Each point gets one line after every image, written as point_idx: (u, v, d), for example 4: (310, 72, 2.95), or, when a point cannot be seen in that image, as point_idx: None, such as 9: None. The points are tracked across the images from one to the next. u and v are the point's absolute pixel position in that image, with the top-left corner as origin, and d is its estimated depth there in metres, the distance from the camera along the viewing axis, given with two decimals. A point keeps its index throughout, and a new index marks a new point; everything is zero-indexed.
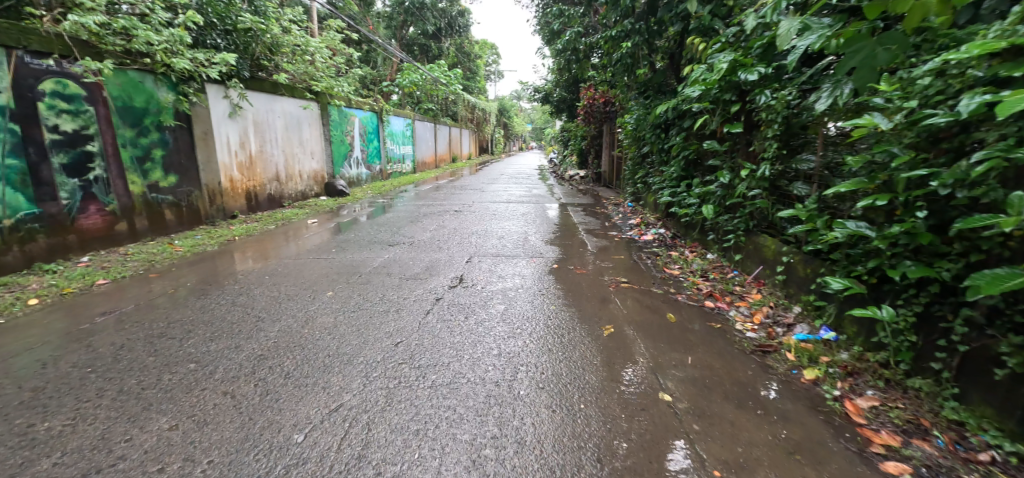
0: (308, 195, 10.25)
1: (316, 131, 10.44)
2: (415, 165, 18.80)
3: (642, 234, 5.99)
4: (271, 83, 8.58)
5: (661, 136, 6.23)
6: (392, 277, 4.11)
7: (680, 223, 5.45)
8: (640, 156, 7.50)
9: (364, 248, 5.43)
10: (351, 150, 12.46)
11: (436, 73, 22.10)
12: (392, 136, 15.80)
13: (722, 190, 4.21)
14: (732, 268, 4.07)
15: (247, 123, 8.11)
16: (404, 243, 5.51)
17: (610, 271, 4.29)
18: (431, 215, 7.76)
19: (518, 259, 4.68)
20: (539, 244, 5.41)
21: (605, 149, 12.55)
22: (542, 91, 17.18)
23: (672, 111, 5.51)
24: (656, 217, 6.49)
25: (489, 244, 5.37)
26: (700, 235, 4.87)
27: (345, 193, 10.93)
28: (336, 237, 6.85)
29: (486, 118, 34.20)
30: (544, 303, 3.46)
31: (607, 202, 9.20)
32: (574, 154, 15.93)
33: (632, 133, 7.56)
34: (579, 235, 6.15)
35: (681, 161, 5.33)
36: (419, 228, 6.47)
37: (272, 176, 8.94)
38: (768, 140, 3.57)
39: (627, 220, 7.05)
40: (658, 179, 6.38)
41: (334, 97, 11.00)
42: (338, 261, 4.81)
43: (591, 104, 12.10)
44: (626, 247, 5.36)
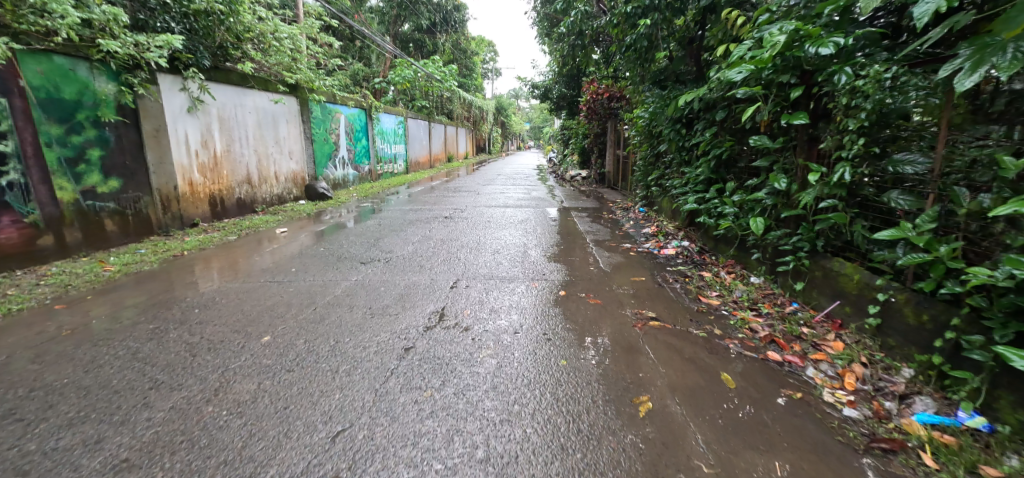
0: (287, 199, 9.32)
1: (295, 128, 9.53)
2: (408, 165, 17.90)
3: (662, 246, 5.08)
4: (239, 74, 7.66)
5: (683, 131, 5.35)
6: (353, 312, 3.19)
7: (710, 236, 4.56)
8: (653, 155, 6.61)
9: (331, 266, 4.50)
10: (337, 150, 11.55)
11: (430, 69, 21.17)
12: (383, 135, 14.89)
13: (773, 199, 3.32)
14: (791, 300, 3.17)
15: (210, 119, 7.19)
16: (380, 260, 4.59)
17: (632, 301, 3.39)
18: (419, 222, 6.82)
19: (515, 283, 3.77)
20: (541, 260, 4.50)
21: (609, 148, 11.63)
22: (541, 87, 16.31)
23: (699, 102, 4.62)
24: (675, 226, 5.60)
25: (482, 261, 4.45)
26: (739, 252, 3.98)
27: (328, 196, 10.01)
28: (309, 246, 5.91)
29: (483, 117, 33.31)
30: (550, 355, 2.55)
31: (614, 207, 8.31)
32: (575, 154, 15.06)
33: (645, 129, 6.66)
34: (588, 247, 5.25)
35: (711, 161, 4.44)
36: (401, 239, 5.56)
37: (242, 179, 8.01)
38: (848, 133, 2.69)
39: (641, 229, 6.15)
40: (678, 182, 5.47)
41: (316, 93, 10.09)
42: (292, 285, 3.88)
43: (595, 99, 11.20)
44: (645, 264, 4.44)
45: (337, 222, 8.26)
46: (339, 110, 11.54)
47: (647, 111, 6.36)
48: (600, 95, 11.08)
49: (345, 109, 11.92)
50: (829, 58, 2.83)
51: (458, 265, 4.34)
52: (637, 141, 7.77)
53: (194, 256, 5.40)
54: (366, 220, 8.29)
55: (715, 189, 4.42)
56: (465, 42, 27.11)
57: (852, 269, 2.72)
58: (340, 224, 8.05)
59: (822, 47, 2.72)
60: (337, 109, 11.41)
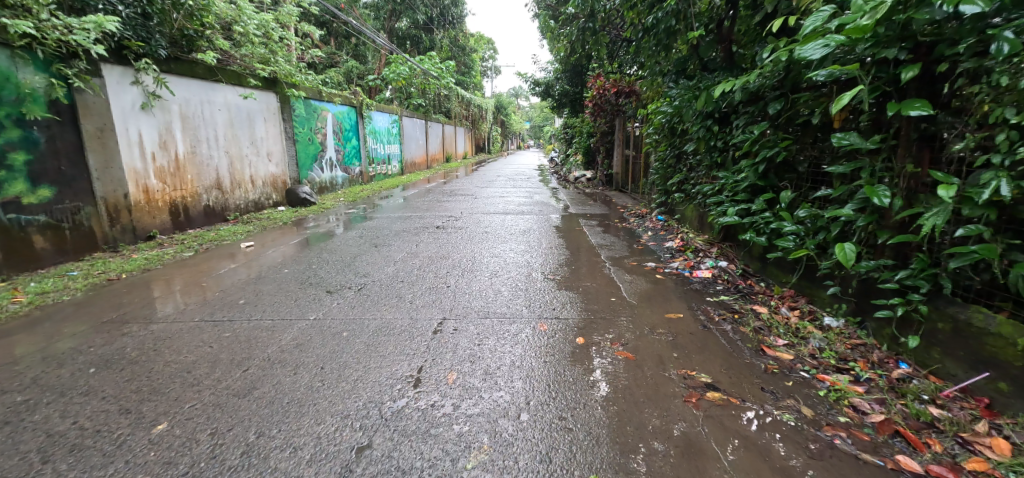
0: (265, 205, 8.45)
1: (275, 127, 8.67)
2: (403, 166, 17.03)
3: (693, 266, 4.21)
4: (204, 66, 6.80)
5: (717, 128, 4.48)
6: (297, 375, 2.33)
7: (758, 255, 3.70)
8: (675, 155, 5.75)
9: (289, 294, 3.64)
10: (324, 150, 10.68)
11: (427, 66, 20.29)
12: (376, 134, 14.00)
13: (866, 218, 2.48)
14: (895, 358, 2.33)
15: (169, 116, 6.33)
16: (353, 287, 3.72)
17: (675, 355, 2.53)
18: (407, 233, 5.93)
19: (518, 325, 2.90)
20: (549, 288, 3.64)
21: (617, 148, 10.77)
22: (542, 83, 15.46)
23: (741, 92, 3.76)
24: (705, 239, 4.74)
25: (476, 288, 3.59)
26: (804, 281, 3.12)
27: (312, 201, 9.11)
28: (276, 261, 5.02)
29: (481, 116, 32.42)
30: (574, 466, 1.69)
31: (626, 212, 7.45)
32: (578, 154, 14.20)
33: (665, 127, 5.79)
34: (605, 265, 4.39)
35: (760, 164, 3.57)
36: (382, 257, 4.69)
37: (210, 184, 7.14)
38: (1006, 130, 1.86)
39: (663, 241, 5.26)
40: (710, 187, 4.59)
41: (298, 88, 9.23)
42: (232, 326, 3.02)
43: (602, 95, 10.34)
44: (679, 293, 3.57)
45: (319, 231, 7.36)
46: (326, 108, 10.67)
47: (669, 104, 5.51)
48: (607, 90, 10.23)
49: (333, 106, 11.04)
50: (965, 22, 1.98)
51: (447, 294, 3.48)
52: (654, 140, 6.91)
53: (137, 277, 4.54)
54: (353, 228, 7.41)
55: (763, 199, 3.56)
56: (463, 39, 26.29)
57: (1010, 329, 1.88)
58: (322, 233, 7.16)
59: (964, 3, 1.86)
60: (324, 106, 10.54)
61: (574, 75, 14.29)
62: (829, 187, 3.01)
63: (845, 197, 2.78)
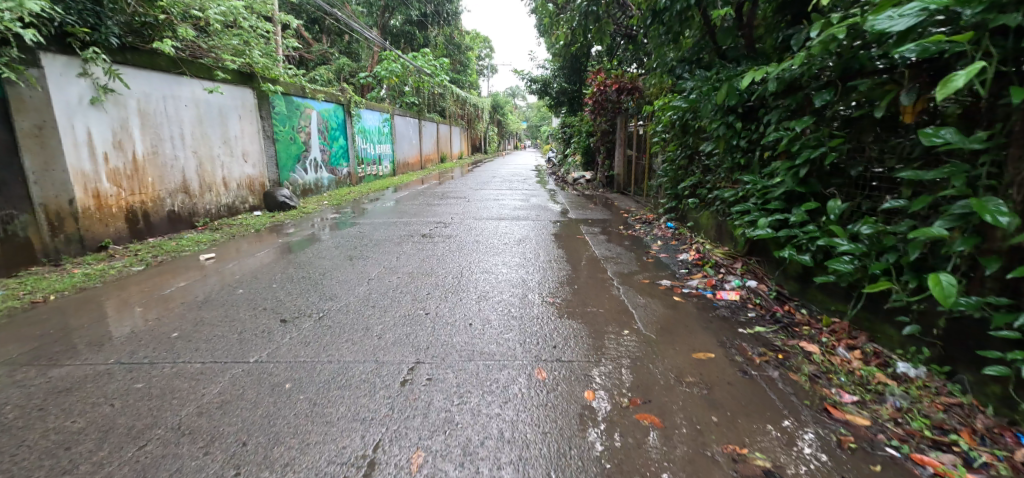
0: (240, 209, 7.78)
1: (251, 125, 8.03)
2: (395, 167, 16.36)
3: (716, 286, 3.59)
4: (166, 58, 6.18)
5: (740, 126, 3.89)
6: (208, 457, 1.72)
7: (797, 275, 3.11)
8: (687, 156, 5.16)
9: (233, 323, 3.02)
10: (308, 150, 10.03)
11: (421, 63, 19.62)
12: (365, 133, 13.35)
13: (968, 241, 1.89)
14: (1012, 432, 1.76)
15: (125, 112, 5.70)
16: (313, 314, 3.10)
17: (715, 420, 1.93)
18: (389, 243, 5.30)
19: (510, 372, 2.29)
20: (549, 316, 3.02)
21: (618, 148, 10.16)
22: (539, 80, 14.85)
23: (775, 82, 3.17)
24: (726, 251, 4.13)
25: (460, 317, 2.97)
26: (863, 313, 2.53)
27: (291, 205, 8.43)
28: (239, 275, 4.40)
29: (477, 116, 31.77)
30: None
31: (631, 218, 6.84)
32: (576, 154, 13.58)
33: (677, 124, 5.18)
34: (613, 282, 3.78)
35: (801, 167, 2.97)
36: (355, 273, 4.06)
37: (176, 187, 6.49)
38: None
39: (676, 253, 4.64)
40: (733, 192, 3.98)
41: (277, 83, 8.59)
42: (150, 373, 2.40)
43: (602, 92, 9.75)
44: (705, 322, 2.95)
45: (297, 238, 6.70)
46: (311, 105, 10.02)
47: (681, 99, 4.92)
48: (609, 87, 9.62)
49: (318, 104, 10.38)
50: None
51: (425, 324, 2.87)
52: (662, 140, 6.31)
53: (73, 296, 3.92)
54: (334, 235, 6.76)
55: (805, 209, 2.96)
56: (458, 37, 25.71)
57: None
58: (299, 240, 6.51)
59: None
60: (308, 103, 9.89)
61: (571, 71, 13.70)
62: (898, 196, 2.41)
63: (927, 211, 2.19)
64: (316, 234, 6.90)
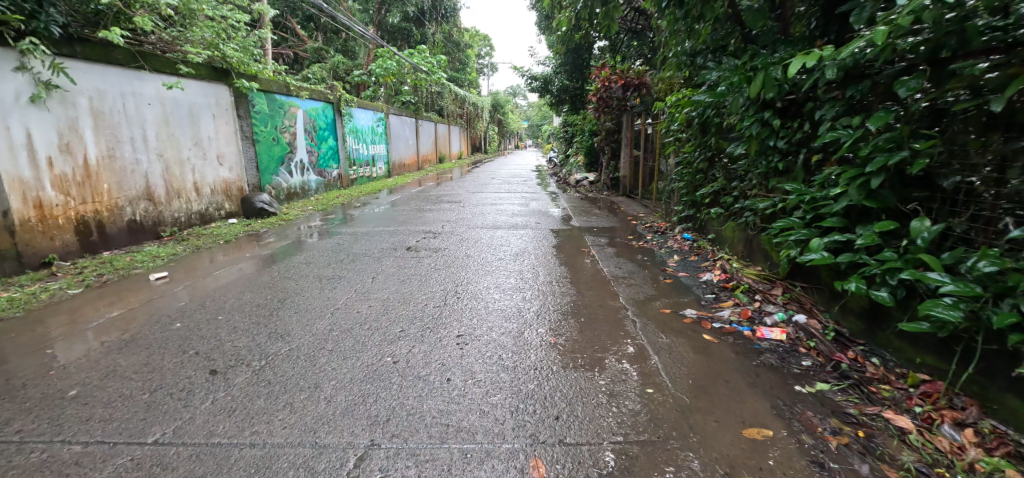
0: (214, 217, 7.13)
1: (228, 125, 7.39)
2: (390, 168, 15.73)
3: (754, 319, 2.94)
4: (124, 51, 5.56)
5: (779, 123, 3.24)
6: None
7: (864, 312, 2.48)
8: (708, 158, 4.52)
9: (149, 376, 2.39)
10: (294, 151, 9.37)
11: (418, 60, 19.01)
12: (358, 134, 12.74)
13: None
14: None
15: (73, 111, 5.07)
16: (253, 363, 2.46)
17: None
18: (369, 257, 4.64)
19: (496, 468, 1.65)
20: (551, 367, 2.37)
21: (624, 149, 9.51)
22: (540, 78, 14.33)
23: (833, 68, 2.53)
24: (760, 271, 3.50)
25: (436, 369, 2.32)
26: (971, 374, 1.90)
27: (271, 211, 7.75)
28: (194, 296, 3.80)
29: (477, 114, 31.14)
30: None
31: (641, 225, 6.20)
32: (578, 154, 12.94)
33: (697, 121, 4.53)
34: (628, 311, 3.14)
35: (874, 176, 2.32)
36: (320, 300, 3.40)
37: (139, 194, 5.86)
38: None
39: (698, 272, 3.97)
40: (771, 202, 3.33)
41: (258, 80, 7.98)
42: (9, 463, 1.77)
43: (606, 88, 9.10)
44: (750, 375, 2.30)
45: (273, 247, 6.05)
46: (296, 103, 9.38)
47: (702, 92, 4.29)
48: (613, 83, 8.98)
49: (305, 102, 9.75)
50: None
51: (391, 382, 2.22)
52: (676, 140, 5.66)
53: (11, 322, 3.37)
54: (314, 245, 6.13)
55: (878, 230, 2.31)
56: (456, 35, 25.11)
57: None
58: (275, 251, 5.85)
59: None
60: (294, 102, 9.25)
61: (573, 68, 13.08)
62: None
63: None
64: (295, 244, 6.25)
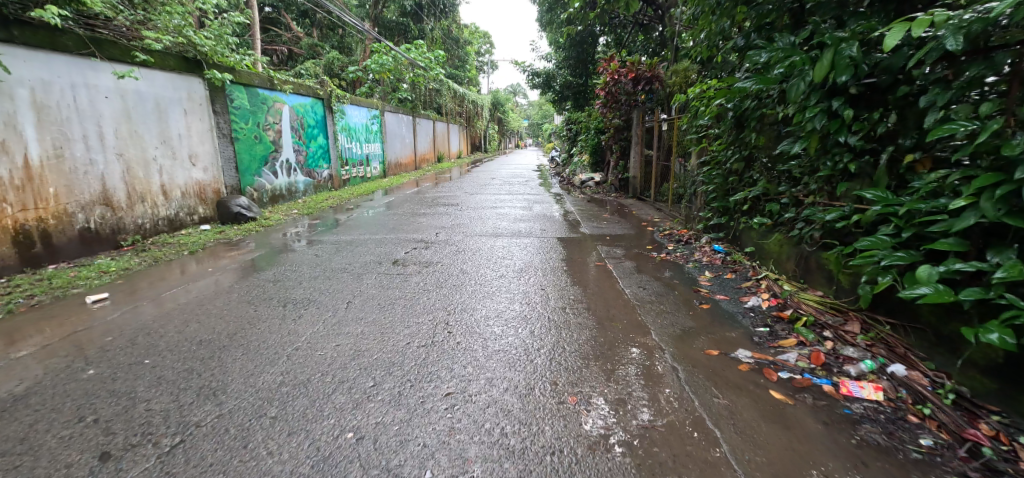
0: (186, 222, 6.44)
1: (202, 121, 6.70)
2: (386, 168, 15.07)
3: (832, 368, 2.27)
4: (73, 37, 4.89)
5: (852, 114, 2.58)
6: None
7: (1000, 368, 1.82)
8: (747, 158, 3.84)
9: (15, 463, 1.73)
10: (279, 150, 8.67)
11: (415, 56, 18.32)
12: (352, 132, 12.06)
13: None
14: None
15: (10, 105, 4.40)
16: (162, 442, 1.79)
17: None
18: (347, 273, 3.95)
19: None
20: (574, 451, 1.70)
21: (634, 147, 8.82)
22: (543, 74, 13.69)
23: (953, 37, 1.87)
24: (823, 299, 2.83)
25: (413, 457, 1.66)
26: None
27: (250, 216, 7.03)
28: (134, 320, 3.16)
29: (477, 113, 30.45)
30: None
31: (660, 233, 5.52)
32: (583, 153, 12.26)
33: (734, 115, 3.86)
34: (665, 353, 2.47)
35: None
36: (277, 334, 2.72)
37: (94, 198, 5.19)
38: None
39: (741, 294, 3.29)
40: (843, 213, 2.66)
41: (236, 72, 7.30)
42: None
43: (615, 82, 8.38)
44: (856, 465, 1.63)
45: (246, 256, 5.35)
46: (281, 98, 8.67)
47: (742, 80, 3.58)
48: (623, 76, 8.30)
49: (291, 98, 9.03)
50: None
51: None
52: (701, 137, 4.97)
53: None
54: (292, 254, 5.44)
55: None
56: (456, 31, 24.46)
57: None
58: (248, 261, 5.17)
59: None
60: (278, 97, 8.54)
61: (577, 62, 12.37)
62: None
63: None
64: (273, 253, 5.57)
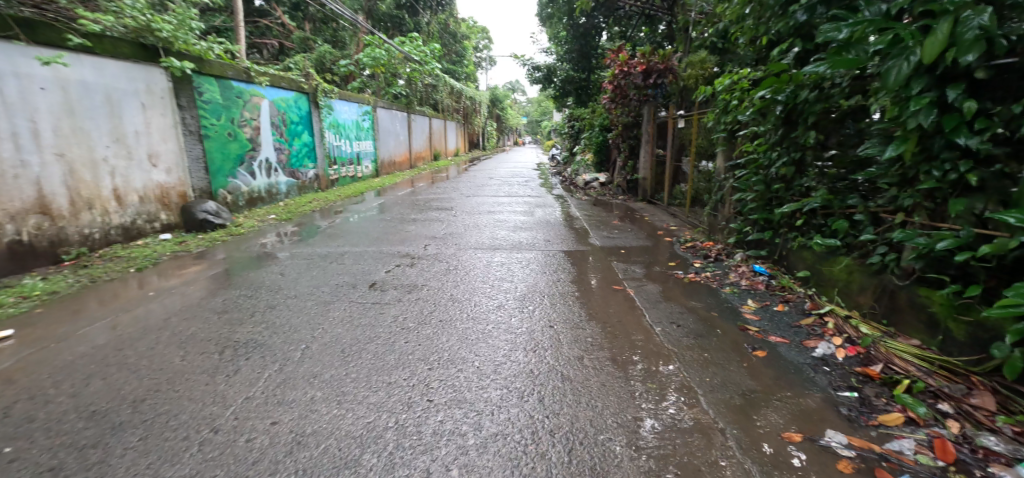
0: (144, 231, 5.72)
1: (164, 116, 5.97)
2: (379, 167, 14.33)
3: (973, 468, 1.60)
4: None
5: (978, 107, 1.91)
6: None
7: None
8: (800, 160, 3.16)
9: None
10: (257, 148, 7.93)
11: (410, 49, 17.53)
12: (341, 129, 11.32)
13: None
14: None
15: None
16: None
17: None
18: (310, 301, 3.23)
19: None
20: None
21: (644, 146, 8.11)
22: (544, 68, 12.97)
23: None
24: (924, 352, 2.16)
25: None
26: None
27: (222, 222, 6.31)
28: (23, 371, 2.44)
29: (476, 109, 29.67)
30: None
31: (682, 244, 4.83)
32: (587, 152, 11.55)
33: (784, 110, 3.16)
34: (730, 438, 1.77)
35: None
36: (199, 403, 2.02)
37: (28, 206, 4.46)
38: None
39: (803, 336, 2.60)
40: (961, 241, 1.97)
41: (206, 62, 6.57)
42: None
43: (625, 75, 7.67)
44: None
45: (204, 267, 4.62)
46: (260, 92, 7.93)
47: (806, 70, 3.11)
48: (633, 69, 7.60)
49: (271, 91, 8.28)
50: None
51: None
52: (733, 136, 4.27)
53: None
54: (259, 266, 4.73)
55: None
56: (453, 25, 23.69)
57: None
58: (205, 275, 4.45)
59: None
60: (256, 90, 7.81)
61: (580, 55, 11.63)
62: None
63: None
64: (239, 263, 4.86)
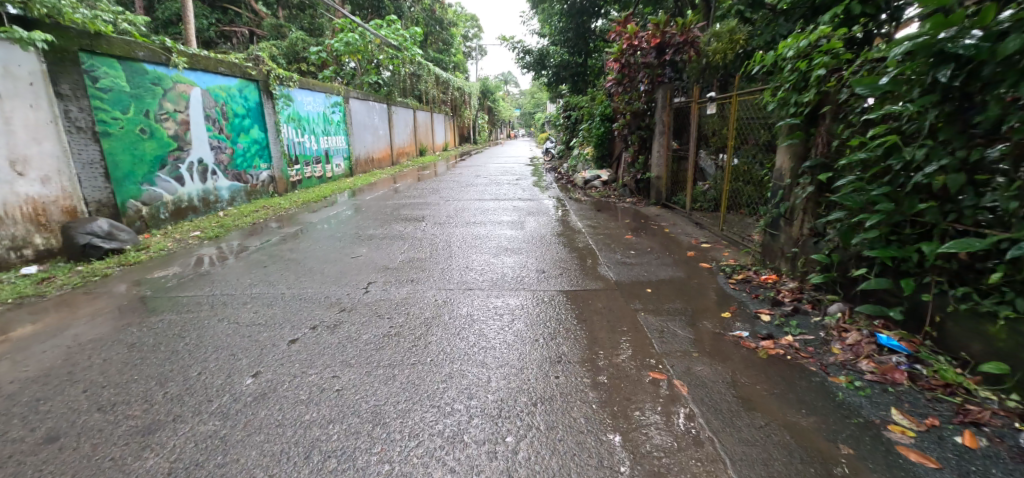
0: (5, 262, 4.30)
1: (35, 108, 4.50)
2: (353, 165, 12.85)
3: None
4: None
5: None
6: None
7: None
8: (988, 163, 1.79)
9: None
10: (185, 147, 6.49)
11: (389, 33, 15.96)
12: (303, 122, 9.86)
13: None
14: None
15: None
16: None
17: None
18: (123, 425, 1.84)
19: None
20: None
21: (656, 138, 6.70)
22: (535, 52, 11.58)
23: None
24: None
25: None
26: None
27: (120, 244, 4.86)
28: None
29: (465, 101, 28.15)
30: None
31: (727, 275, 3.47)
32: (585, 146, 10.15)
33: (959, 76, 1.79)
34: None
35: None
36: None
37: None
38: None
39: None
40: None
41: (101, 40, 5.12)
42: None
43: (632, 50, 6.39)
44: None
45: (50, 316, 3.21)
46: (186, 78, 6.47)
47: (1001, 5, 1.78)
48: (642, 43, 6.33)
49: (204, 78, 6.82)
50: None
51: None
52: (812, 124, 2.90)
53: None
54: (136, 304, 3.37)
55: None
56: (438, 11, 22.22)
57: None
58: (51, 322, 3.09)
59: None
60: (181, 76, 6.35)
61: (576, 36, 10.29)
62: None
63: None
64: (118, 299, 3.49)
